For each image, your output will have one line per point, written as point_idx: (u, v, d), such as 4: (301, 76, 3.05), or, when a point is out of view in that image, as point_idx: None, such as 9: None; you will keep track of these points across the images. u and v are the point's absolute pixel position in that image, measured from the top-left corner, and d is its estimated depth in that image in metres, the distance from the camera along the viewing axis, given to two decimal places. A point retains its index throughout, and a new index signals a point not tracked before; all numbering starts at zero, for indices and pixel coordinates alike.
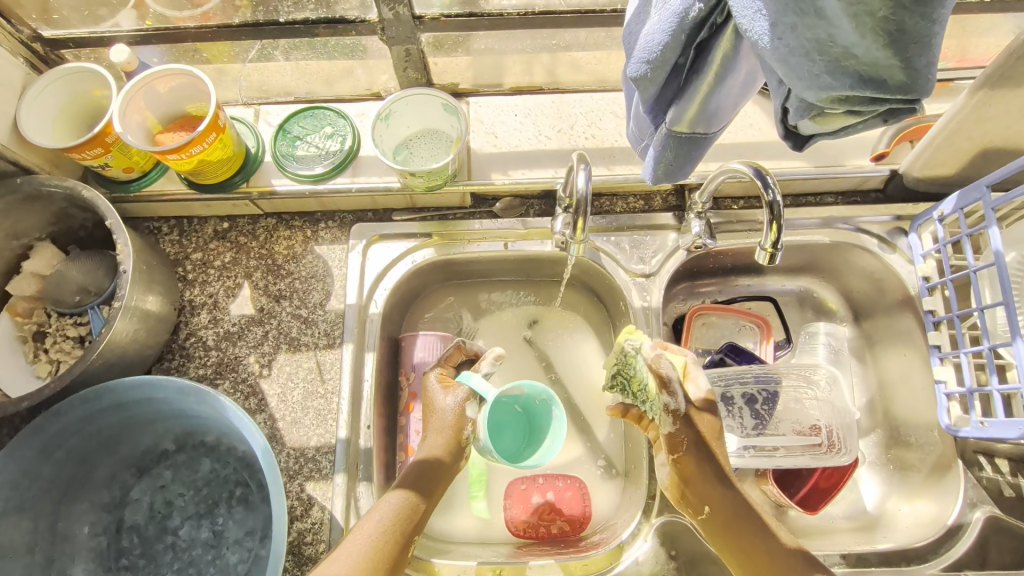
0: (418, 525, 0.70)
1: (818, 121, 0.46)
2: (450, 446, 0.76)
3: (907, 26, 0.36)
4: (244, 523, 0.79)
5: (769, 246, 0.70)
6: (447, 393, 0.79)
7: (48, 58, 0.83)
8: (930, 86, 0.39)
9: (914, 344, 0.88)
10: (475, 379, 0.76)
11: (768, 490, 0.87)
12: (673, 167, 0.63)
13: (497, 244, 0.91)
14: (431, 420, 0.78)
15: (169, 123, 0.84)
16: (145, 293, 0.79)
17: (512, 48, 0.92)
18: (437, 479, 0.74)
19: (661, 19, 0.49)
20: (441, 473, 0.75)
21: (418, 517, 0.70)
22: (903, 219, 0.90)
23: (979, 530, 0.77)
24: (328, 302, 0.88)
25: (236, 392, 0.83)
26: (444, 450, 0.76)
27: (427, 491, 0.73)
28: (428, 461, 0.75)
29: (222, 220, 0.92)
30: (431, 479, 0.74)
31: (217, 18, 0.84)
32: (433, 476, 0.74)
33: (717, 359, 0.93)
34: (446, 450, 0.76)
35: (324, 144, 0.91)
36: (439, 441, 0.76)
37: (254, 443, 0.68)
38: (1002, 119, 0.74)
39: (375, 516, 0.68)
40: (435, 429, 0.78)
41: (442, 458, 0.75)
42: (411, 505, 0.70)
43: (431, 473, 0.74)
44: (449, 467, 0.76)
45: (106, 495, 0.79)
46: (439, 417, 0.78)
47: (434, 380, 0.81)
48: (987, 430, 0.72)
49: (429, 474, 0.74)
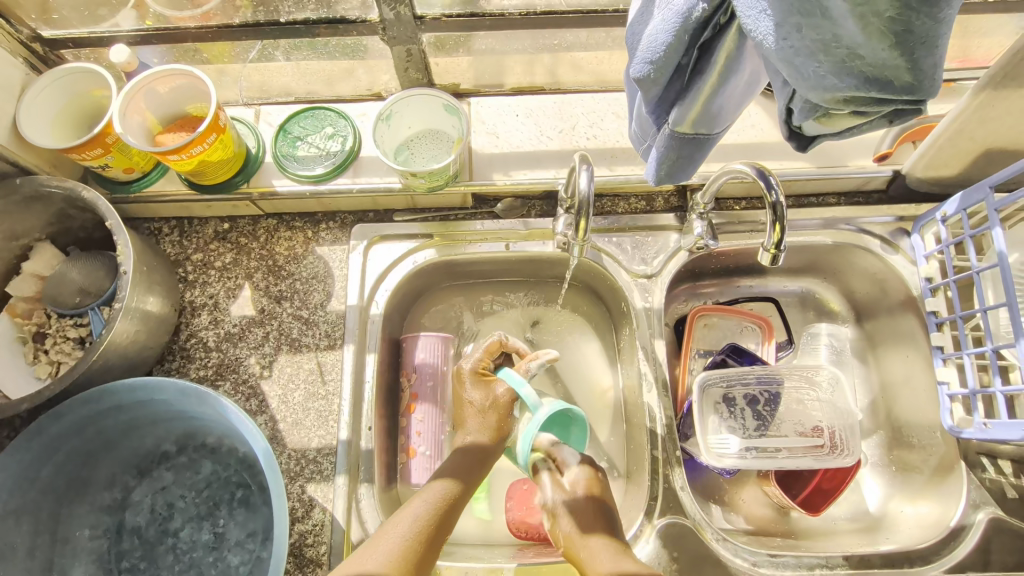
0: (457, 512, 0.71)
1: (823, 121, 0.46)
2: (492, 434, 0.78)
3: (914, 27, 0.36)
4: (245, 524, 0.79)
5: (772, 247, 0.69)
6: (489, 389, 0.81)
7: (48, 58, 0.83)
8: (936, 87, 0.39)
9: (917, 345, 0.88)
10: (524, 386, 0.74)
11: (771, 492, 0.88)
12: (676, 168, 0.62)
13: (499, 245, 0.90)
14: (470, 413, 0.79)
15: (169, 124, 0.83)
16: (146, 294, 0.78)
17: (513, 49, 0.91)
18: (480, 465, 0.76)
19: (665, 19, 0.48)
20: (484, 460, 0.76)
21: (457, 505, 0.71)
22: (905, 220, 0.90)
23: (983, 532, 0.76)
24: (329, 303, 0.88)
25: (237, 394, 0.83)
26: (484, 435, 0.77)
27: (469, 478, 0.74)
28: (472, 449, 0.76)
29: (222, 221, 0.92)
30: (473, 466, 0.75)
31: (218, 19, 0.83)
32: (473, 463, 0.75)
33: (718, 360, 0.93)
34: (490, 437, 0.77)
35: (325, 145, 0.91)
36: (481, 428, 0.78)
37: (256, 445, 0.68)
38: (1004, 120, 0.74)
39: (413, 508, 0.69)
40: (475, 424, 0.78)
41: (486, 444, 0.77)
42: (452, 494, 0.71)
43: (475, 462, 0.75)
44: (494, 451, 0.77)
45: (107, 497, 0.79)
46: (479, 413, 0.79)
47: (469, 376, 0.82)
48: (990, 431, 0.72)
49: (472, 462, 0.75)
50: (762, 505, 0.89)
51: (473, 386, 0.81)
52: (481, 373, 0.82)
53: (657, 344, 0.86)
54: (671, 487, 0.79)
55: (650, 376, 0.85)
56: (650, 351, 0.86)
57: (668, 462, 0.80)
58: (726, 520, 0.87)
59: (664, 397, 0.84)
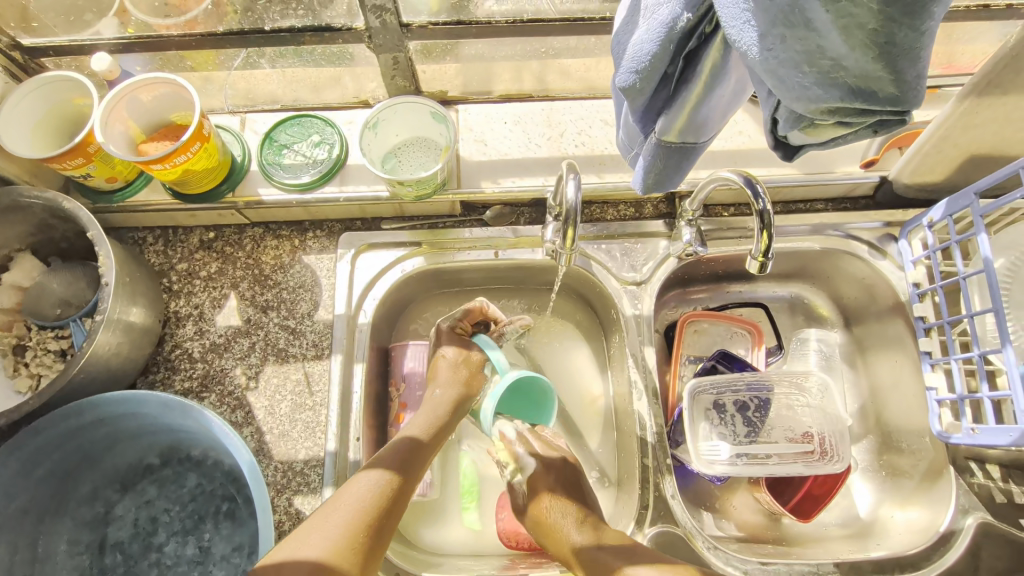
0: (401, 500, 0.70)
1: (808, 131, 0.45)
2: (459, 391, 0.82)
3: (897, 38, 0.35)
4: (231, 538, 0.78)
5: (759, 255, 0.69)
6: (463, 347, 0.85)
7: (27, 66, 0.82)
8: (920, 97, 0.39)
9: (905, 349, 0.88)
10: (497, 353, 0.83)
11: (762, 498, 0.87)
12: (663, 177, 0.62)
13: (487, 253, 0.90)
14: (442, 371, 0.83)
15: (153, 133, 0.82)
16: (129, 305, 0.77)
17: (501, 56, 0.91)
18: (418, 458, 0.75)
19: (650, 29, 0.48)
20: (421, 454, 0.75)
21: (399, 494, 0.70)
22: (893, 225, 0.90)
23: (972, 537, 0.76)
24: (317, 312, 0.87)
25: (222, 406, 0.82)
26: (424, 431, 0.77)
27: (408, 471, 0.72)
28: (409, 441, 0.75)
29: (208, 230, 0.91)
30: (410, 457, 0.74)
31: (203, 27, 0.82)
32: (413, 454, 0.74)
33: (709, 367, 0.93)
34: (428, 430, 0.77)
35: (312, 153, 0.90)
36: (423, 424, 0.78)
37: (240, 458, 0.67)
38: (988, 127, 0.74)
39: (351, 494, 0.68)
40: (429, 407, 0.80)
41: (424, 437, 0.77)
42: (390, 485, 0.69)
43: (411, 452, 0.74)
44: (456, 408, 0.81)
45: (88, 512, 0.77)
46: (451, 369, 0.83)
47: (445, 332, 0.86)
48: (978, 437, 0.72)
49: (411, 455, 0.74)
50: (752, 512, 0.89)
51: (448, 343, 0.85)
52: (458, 333, 0.87)
53: (646, 351, 0.86)
54: (661, 496, 0.79)
55: (640, 383, 0.85)
56: (640, 358, 0.85)
57: (658, 470, 0.80)
58: (717, 527, 0.87)
59: (654, 404, 0.84)
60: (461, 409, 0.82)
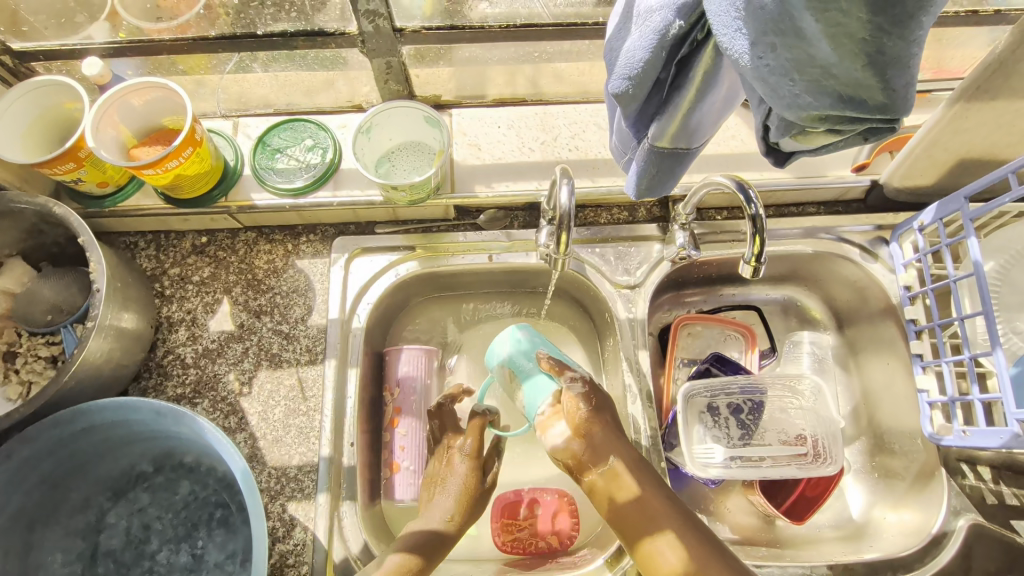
0: None
1: (800, 138, 0.46)
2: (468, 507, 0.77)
3: (886, 47, 0.36)
4: (224, 545, 0.77)
5: (752, 259, 0.70)
6: (474, 468, 0.80)
7: (18, 70, 0.81)
8: (909, 105, 0.39)
9: (896, 351, 0.89)
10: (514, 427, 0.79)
11: (755, 501, 0.88)
12: (656, 182, 0.62)
13: (481, 257, 0.89)
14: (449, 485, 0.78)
15: (144, 137, 0.82)
16: (120, 310, 0.77)
17: (495, 59, 0.91)
18: (438, 547, 0.72)
19: (642, 36, 0.48)
20: (443, 547, 0.72)
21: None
22: (884, 229, 0.91)
23: (963, 538, 0.77)
24: (310, 317, 0.86)
25: (215, 412, 0.82)
26: (446, 520, 0.75)
27: (428, 559, 0.70)
28: (429, 532, 0.73)
29: (201, 234, 0.91)
30: (432, 549, 0.71)
31: (194, 30, 0.83)
32: (434, 543, 0.72)
33: (702, 370, 0.93)
34: (450, 521, 0.75)
35: (305, 157, 0.90)
36: (444, 513, 0.75)
37: (234, 465, 0.66)
38: (979, 130, 0.75)
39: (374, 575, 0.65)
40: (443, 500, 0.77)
41: (448, 531, 0.74)
42: (412, 565, 0.67)
43: (434, 543, 0.72)
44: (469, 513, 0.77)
45: (81, 520, 0.77)
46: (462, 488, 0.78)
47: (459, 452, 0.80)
48: (970, 439, 0.73)
49: (429, 546, 0.71)
50: (746, 514, 0.89)
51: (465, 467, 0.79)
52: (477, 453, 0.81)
53: (640, 354, 0.86)
54: None
55: (634, 388, 0.85)
56: (634, 362, 0.85)
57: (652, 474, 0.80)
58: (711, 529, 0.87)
59: (648, 408, 0.84)
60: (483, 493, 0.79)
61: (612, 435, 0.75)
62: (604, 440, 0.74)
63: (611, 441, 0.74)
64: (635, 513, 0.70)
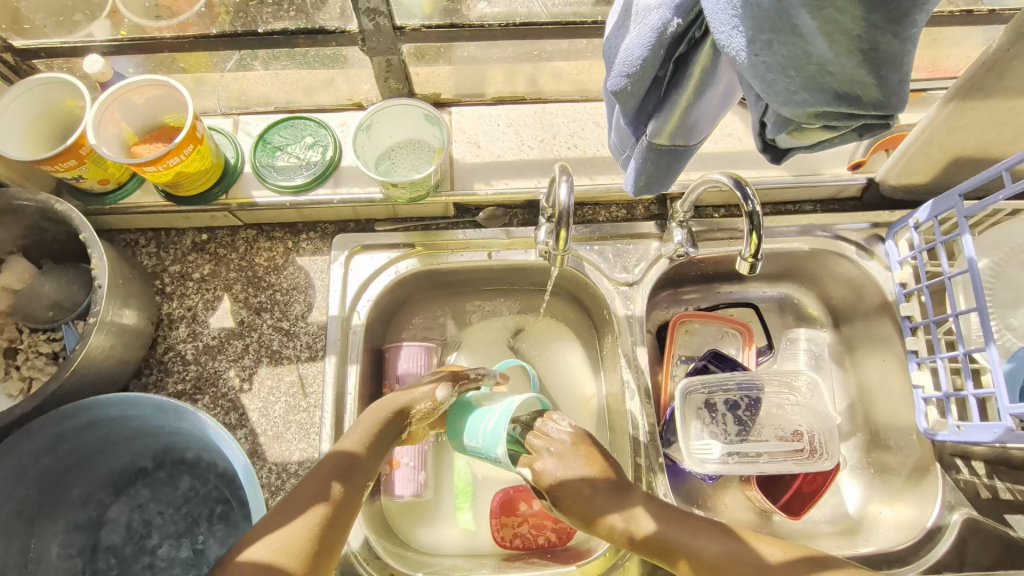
0: (334, 510, 0.66)
1: (796, 135, 0.46)
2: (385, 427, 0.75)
3: (881, 45, 0.37)
4: (225, 541, 0.78)
5: (749, 256, 0.70)
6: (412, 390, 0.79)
7: (19, 68, 0.82)
8: (903, 102, 0.40)
9: (892, 348, 0.89)
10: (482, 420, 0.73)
11: (753, 496, 0.88)
12: (653, 180, 0.63)
13: (480, 254, 0.90)
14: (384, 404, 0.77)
15: (145, 134, 0.82)
16: (121, 307, 0.77)
17: (494, 58, 0.92)
18: (355, 470, 0.70)
19: (641, 34, 0.49)
20: (358, 469, 0.71)
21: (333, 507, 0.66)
22: (880, 227, 0.92)
23: (958, 532, 0.78)
24: (310, 314, 0.87)
25: (216, 408, 0.82)
26: (361, 443, 0.72)
27: (342, 484, 0.69)
28: (345, 456, 0.71)
29: (201, 232, 0.91)
30: (344, 473, 0.69)
31: (195, 28, 0.84)
32: (350, 468, 0.70)
33: (699, 366, 0.94)
34: (364, 443, 0.72)
35: (305, 155, 0.91)
36: (361, 435, 0.73)
37: (235, 460, 0.67)
38: (973, 129, 0.76)
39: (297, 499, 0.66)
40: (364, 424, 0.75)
41: (358, 452, 0.72)
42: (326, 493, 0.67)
43: (348, 467, 0.70)
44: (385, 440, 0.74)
45: (81, 515, 0.77)
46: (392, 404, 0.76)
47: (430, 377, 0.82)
48: (964, 434, 0.73)
49: (341, 470, 0.70)
50: (744, 510, 0.90)
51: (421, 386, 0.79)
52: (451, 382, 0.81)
53: (638, 350, 0.86)
54: (654, 494, 0.80)
55: (632, 384, 0.85)
56: (632, 359, 0.86)
57: (651, 469, 0.81)
58: None
59: (647, 404, 0.84)
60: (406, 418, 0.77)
61: (586, 497, 0.72)
62: (588, 502, 0.72)
63: (588, 501, 0.72)
64: (650, 553, 0.70)
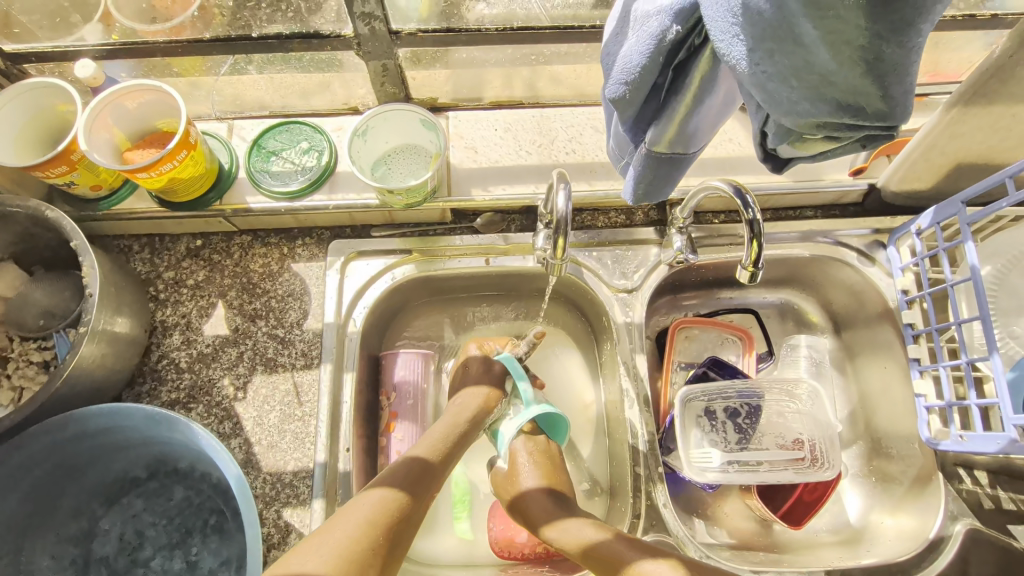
0: (406, 522, 0.66)
1: (798, 145, 0.45)
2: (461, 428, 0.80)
3: (885, 54, 0.36)
4: (219, 552, 0.77)
5: (750, 264, 0.69)
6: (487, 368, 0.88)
7: (8, 72, 0.80)
8: (907, 112, 0.39)
9: (893, 355, 0.88)
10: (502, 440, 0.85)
11: (753, 505, 0.87)
12: (652, 188, 0.62)
13: (478, 260, 0.89)
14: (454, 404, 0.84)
15: (139, 140, 0.81)
16: (114, 315, 0.76)
17: (491, 61, 0.92)
18: (428, 479, 0.72)
19: (640, 41, 0.47)
20: (431, 477, 0.72)
21: (402, 516, 0.66)
22: (881, 232, 0.90)
23: (961, 544, 0.77)
24: (306, 321, 0.86)
25: (210, 417, 0.81)
26: (431, 452, 0.75)
27: (416, 489, 0.70)
28: (418, 463, 0.73)
29: (195, 238, 0.90)
30: (417, 478, 0.71)
31: (189, 32, 0.83)
32: (420, 474, 0.71)
33: (699, 373, 0.92)
34: (435, 452, 0.76)
35: (300, 160, 0.89)
36: (428, 446, 0.76)
37: (229, 472, 0.66)
38: (976, 135, 0.75)
39: (356, 509, 0.64)
40: (427, 438, 0.78)
41: (432, 459, 0.75)
42: (396, 502, 0.66)
43: (421, 474, 0.72)
44: (454, 451, 0.78)
45: (73, 527, 0.76)
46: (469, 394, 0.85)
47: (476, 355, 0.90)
48: (966, 444, 0.73)
49: (419, 476, 0.71)
50: (745, 519, 0.89)
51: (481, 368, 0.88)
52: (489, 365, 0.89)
53: (636, 358, 0.85)
54: (653, 504, 0.78)
55: (631, 392, 0.84)
56: (631, 367, 0.85)
57: (650, 479, 0.80)
58: (708, 534, 0.87)
59: (646, 412, 0.83)
60: (477, 425, 0.82)
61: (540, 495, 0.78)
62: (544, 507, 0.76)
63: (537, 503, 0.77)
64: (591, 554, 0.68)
